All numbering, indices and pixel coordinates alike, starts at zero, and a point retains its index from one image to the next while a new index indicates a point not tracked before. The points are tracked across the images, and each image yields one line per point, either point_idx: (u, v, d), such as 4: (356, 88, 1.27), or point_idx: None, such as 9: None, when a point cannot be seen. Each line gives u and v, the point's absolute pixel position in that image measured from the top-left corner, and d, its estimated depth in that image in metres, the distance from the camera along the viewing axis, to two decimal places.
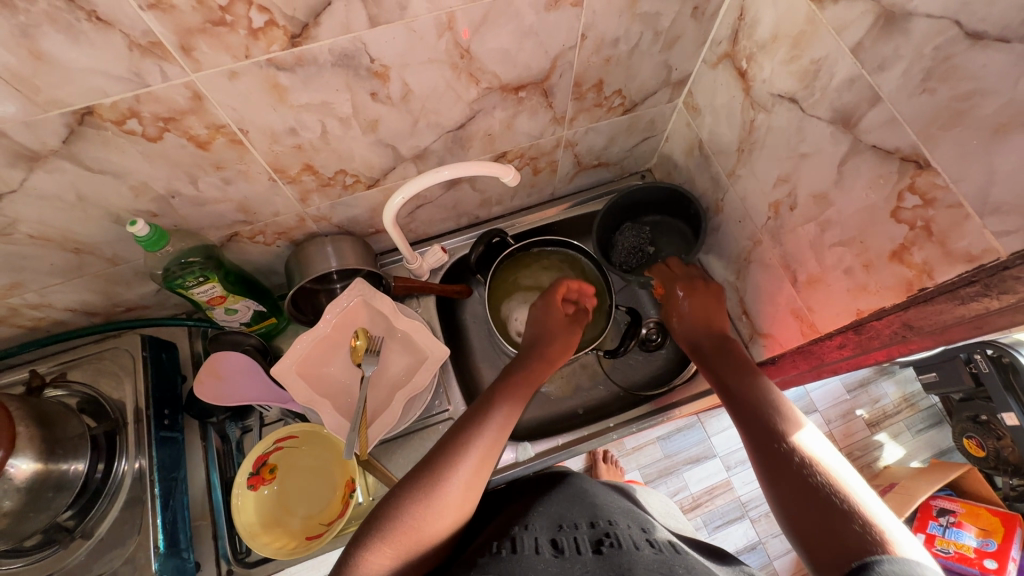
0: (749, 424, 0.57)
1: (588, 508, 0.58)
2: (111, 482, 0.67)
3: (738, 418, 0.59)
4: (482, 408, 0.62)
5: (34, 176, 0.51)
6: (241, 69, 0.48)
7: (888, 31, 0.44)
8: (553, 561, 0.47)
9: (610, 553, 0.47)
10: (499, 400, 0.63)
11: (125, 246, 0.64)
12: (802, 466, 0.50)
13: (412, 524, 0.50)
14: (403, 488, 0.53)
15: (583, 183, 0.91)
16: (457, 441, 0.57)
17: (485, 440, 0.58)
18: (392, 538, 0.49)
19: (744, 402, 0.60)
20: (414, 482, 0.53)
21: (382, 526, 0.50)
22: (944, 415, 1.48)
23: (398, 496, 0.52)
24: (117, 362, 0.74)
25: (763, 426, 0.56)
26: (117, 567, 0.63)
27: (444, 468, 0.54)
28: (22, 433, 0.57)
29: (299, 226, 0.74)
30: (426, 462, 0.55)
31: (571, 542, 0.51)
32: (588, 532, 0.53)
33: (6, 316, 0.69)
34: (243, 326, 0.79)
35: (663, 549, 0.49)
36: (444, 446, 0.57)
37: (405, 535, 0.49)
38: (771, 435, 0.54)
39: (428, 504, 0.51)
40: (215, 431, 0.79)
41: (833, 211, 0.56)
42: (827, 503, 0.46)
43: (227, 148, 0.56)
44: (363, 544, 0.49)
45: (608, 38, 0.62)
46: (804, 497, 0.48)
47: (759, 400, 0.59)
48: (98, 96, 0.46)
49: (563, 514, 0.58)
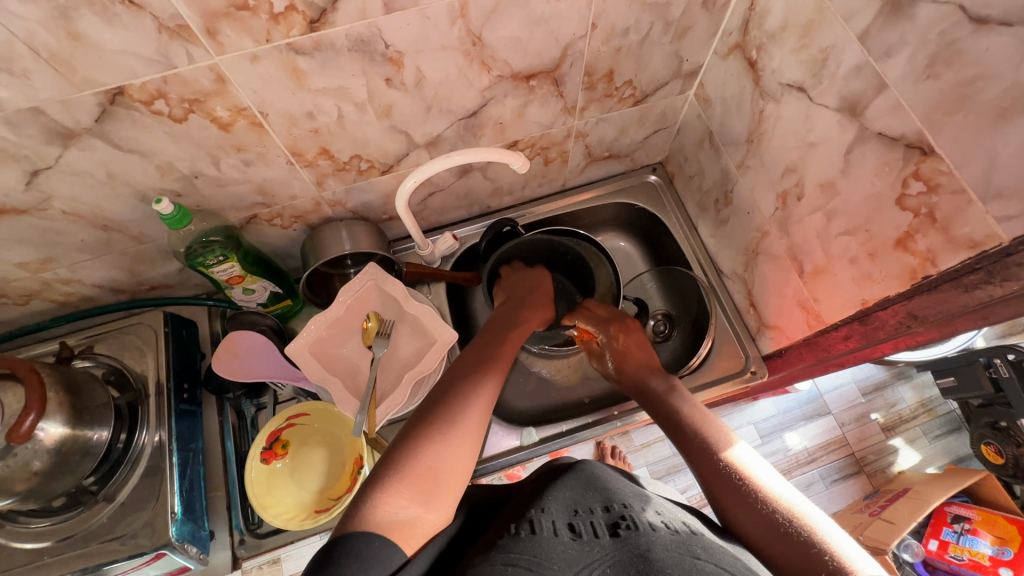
0: (698, 461, 0.56)
1: (602, 490, 0.55)
2: (132, 450, 0.70)
3: (684, 453, 0.59)
4: (479, 369, 0.63)
5: (69, 154, 0.54)
6: (263, 53, 0.50)
7: (894, 18, 0.44)
8: (571, 545, 0.46)
9: (628, 536, 0.46)
10: (493, 361, 0.65)
11: (152, 224, 0.68)
12: (758, 500, 0.50)
13: (426, 467, 0.50)
14: (410, 440, 0.53)
15: (594, 174, 0.92)
16: (459, 395, 0.58)
17: (485, 399, 0.59)
18: (406, 481, 0.48)
19: (687, 436, 0.60)
20: (426, 431, 0.54)
21: (393, 473, 0.49)
22: (962, 421, 1.45)
23: (408, 446, 0.52)
24: (142, 337, 0.78)
25: (709, 462, 0.55)
26: (137, 530, 0.66)
27: (451, 422, 0.55)
28: (52, 398, 0.60)
29: (315, 211, 0.76)
30: (432, 414, 0.56)
31: (589, 528, 0.48)
32: (604, 513, 0.50)
33: (39, 290, 0.73)
34: (260, 307, 0.82)
35: (680, 529, 0.48)
36: (448, 401, 0.58)
37: (417, 478, 0.49)
38: (721, 469, 0.54)
39: (439, 450, 0.52)
40: (231, 407, 0.82)
41: (839, 200, 0.56)
42: (793, 538, 0.46)
43: (247, 131, 0.59)
44: (376, 489, 0.48)
45: (618, 27, 0.63)
46: (768, 533, 0.47)
47: (699, 433, 0.59)
48: (128, 76, 0.48)
49: (579, 493, 0.54)
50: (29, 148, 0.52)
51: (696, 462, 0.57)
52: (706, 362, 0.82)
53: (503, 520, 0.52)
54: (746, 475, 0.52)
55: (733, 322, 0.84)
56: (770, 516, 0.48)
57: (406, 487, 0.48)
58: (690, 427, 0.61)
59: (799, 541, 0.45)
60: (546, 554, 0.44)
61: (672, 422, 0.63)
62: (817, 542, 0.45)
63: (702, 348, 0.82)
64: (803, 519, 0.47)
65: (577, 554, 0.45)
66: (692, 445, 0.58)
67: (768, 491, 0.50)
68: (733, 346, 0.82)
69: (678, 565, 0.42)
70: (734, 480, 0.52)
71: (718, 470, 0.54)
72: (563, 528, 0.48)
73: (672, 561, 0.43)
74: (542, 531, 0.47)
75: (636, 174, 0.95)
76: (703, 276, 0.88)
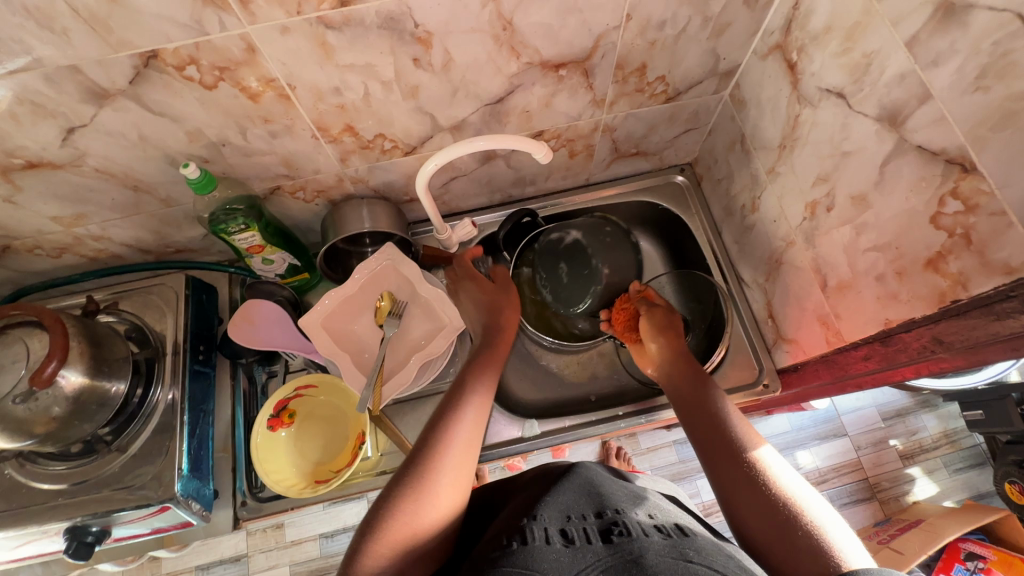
0: (712, 451, 0.54)
1: (595, 497, 0.54)
2: (146, 406, 0.72)
3: (698, 443, 0.57)
4: (459, 400, 0.61)
5: (102, 113, 0.56)
6: (293, 25, 0.51)
7: (946, 23, 0.42)
8: (565, 551, 0.44)
9: (620, 543, 0.44)
10: (473, 391, 0.62)
11: (179, 188, 0.69)
12: (762, 487, 0.49)
13: (407, 519, 0.49)
14: (396, 484, 0.52)
15: (620, 171, 0.91)
16: (442, 431, 0.57)
17: (468, 424, 0.58)
18: (390, 538, 0.48)
19: (700, 412, 0.60)
20: (406, 480, 0.52)
21: (377, 530, 0.48)
22: (988, 457, 1.39)
23: (391, 495, 0.51)
24: (163, 297, 0.80)
25: (720, 440, 0.55)
26: (145, 482, 0.68)
27: (431, 462, 0.53)
28: (74, 348, 0.62)
29: (337, 186, 0.77)
30: (413, 459, 0.54)
31: (582, 533, 0.47)
32: (596, 520, 0.49)
33: (71, 245, 0.76)
34: (278, 278, 0.84)
35: (672, 533, 0.47)
36: (431, 440, 0.56)
37: (401, 533, 0.48)
38: (730, 450, 0.53)
39: (422, 501, 0.50)
40: (243, 373, 0.85)
41: (871, 213, 0.54)
42: (791, 527, 0.45)
43: (275, 102, 0.60)
44: (359, 549, 0.48)
45: (654, 20, 0.61)
46: (767, 520, 0.47)
47: (715, 421, 0.57)
48: (162, 40, 0.49)
49: (571, 500, 0.54)
50: (66, 105, 0.54)
51: (709, 452, 0.55)
52: (718, 371, 0.80)
53: (496, 529, 0.51)
54: (756, 460, 0.51)
55: (750, 332, 0.82)
56: (775, 513, 0.46)
57: (385, 544, 0.47)
58: (705, 406, 0.60)
59: (796, 531, 0.45)
60: (538, 561, 0.43)
61: (686, 402, 0.62)
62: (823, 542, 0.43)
63: (714, 356, 0.80)
64: (804, 510, 0.46)
65: (570, 560, 0.43)
66: (702, 424, 0.58)
67: (773, 477, 0.49)
68: (748, 357, 0.80)
69: (673, 570, 0.40)
70: (743, 475, 0.50)
71: (728, 452, 0.53)
72: (555, 536, 0.46)
73: (665, 566, 0.41)
74: (534, 541, 0.46)
75: (663, 173, 0.93)
76: (723, 284, 0.86)
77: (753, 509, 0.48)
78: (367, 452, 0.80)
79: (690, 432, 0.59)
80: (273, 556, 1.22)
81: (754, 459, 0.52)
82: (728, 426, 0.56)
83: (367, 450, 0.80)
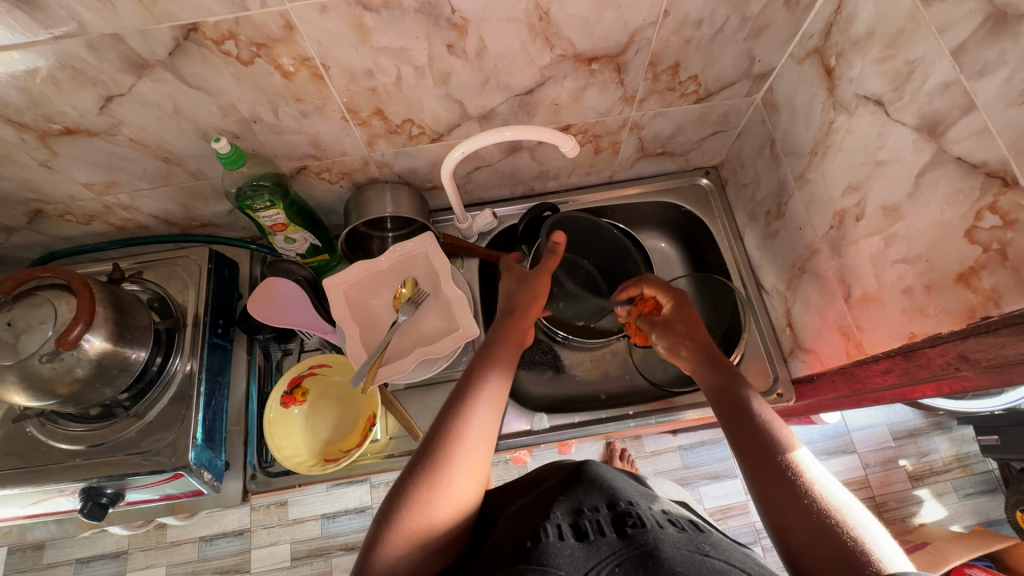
0: (749, 449, 0.53)
1: (607, 489, 0.54)
2: (165, 375, 0.73)
3: (735, 439, 0.55)
4: (472, 385, 0.59)
5: (141, 83, 0.57)
6: (332, 4, 0.51)
7: (996, 33, 0.41)
8: (579, 546, 0.44)
9: (635, 535, 0.45)
10: (488, 371, 0.60)
11: (209, 162, 0.70)
12: (801, 491, 0.47)
13: (420, 511, 0.50)
14: (406, 476, 0.52)
15: (644, 170, 0.90)
16: (452, 421, 0.55)
17: (482, 415, 0.56)
18: (407, 535, 0.49)
19: (738, 404, 0.58)
20: (415, 473, 0.52)
21: (393, 520, 0.49)
22: (1000, 483, 1.36)
23: (404, 491, 0.51)
24: (186, 269, 0.82)
25: (758, 435, 0.53)
26: (160, 448, 0.70)
27: (442, 456, 0.52)
28: (99, 314, 0.64)
29: (362, 170, 0.77)
30: (421, 457, 0.53)
31: (594, 526, 0.47)
32: (609, 512, 0.49)
33: (101, 213, 0.77)
34: (299, 258, 0.85)
35: (686, 527, 0.47)
36: (445, 432, 0.54)
37: (416, 527, 0.49)
38: (768, 450, 0.52)
39: (438, 490, 0.51)
40: (259, 349, 0.86)
41: (902, 225, 0.53)
42: (828, 529, 0.44)
43: (308, 82, 0.60)
44: (376, 541, 0.49)
45: (691, 18, 0.60)
46: (807, 524, 0.45)
47: (752, 419, 0.55)
48: (204, 14, 0.50)
49: (583, 494, 0.53)
50: (106, 74, 0.55)
51: (745, 451, 0.53)
52: None
53: (508, 527, 0.52)
54: (793, 460, 0.50)
55: (767, 340, 0.81)
56: (816, 516, 0.45)
57: (399, 539, 0.49)
58: (741, 402, 0.58)
59: (836, 536, 0.43)
60: (553, 557, 0.43)
61: (722, 396, 0.60)
62: (861, 543, 0.43)
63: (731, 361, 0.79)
64: (845, 517, 0.45)
65: (584, 554, 0.43)
66: (740, 423, 0.56)
67: (810, 476, 0.49)
68: (763, 365, 0.80)
69: (689, 562, 0.41)
70: (782, 477, 0.49)
71: (767, 450, 0.52)
72: (567, 531, 0.46)
73: (682, 558, 0.41)
74: (547, 538, 0.45)
75: (687, 175, 0.92)
76: (742, 289, 0.85)
77: (792, 513, 0.46)
78: (377, 435, 0.81)
79: (726, 426, 0.57)
80: (275, 532, 1.24)
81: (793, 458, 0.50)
82: (766, 424, 0.54)
83: (378, 433, 0.81)
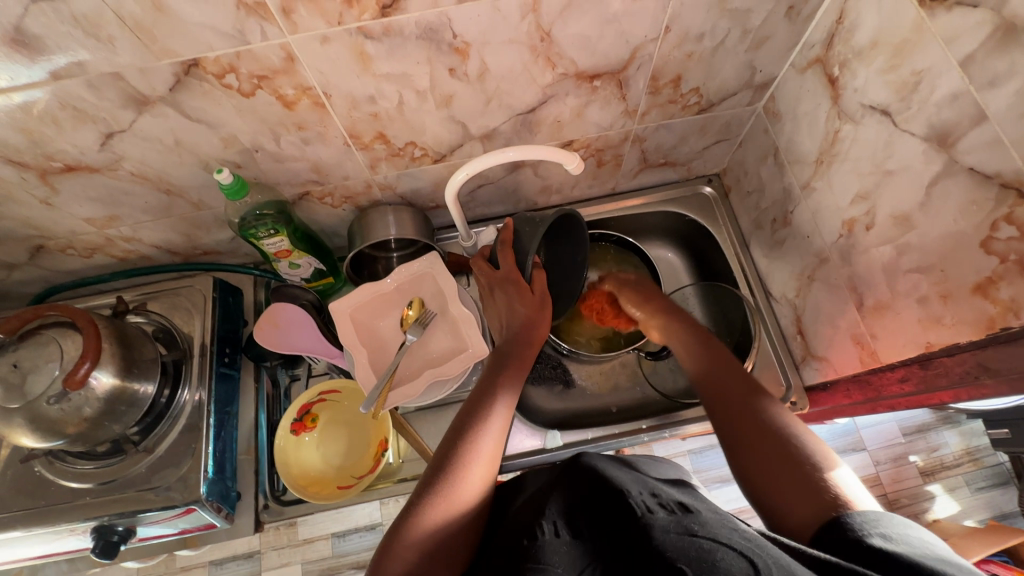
0: (733, 420, 0.54)
1: (597, 475, 0.52)
2: (174, 407, 0.73)
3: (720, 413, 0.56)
4: (482, 404, 0.61)
5: (142, 119, 0.56)
6: (333, 35, 0.51)
7: (1005, 44, 0.41)
8: (574, 547, 0.45)
9: (623, 526, 0.43)
10: (497, 396, 0.62)
11: (211, 193, 0.70)
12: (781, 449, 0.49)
13: (430, 521, 0.50)
14: (416, 495, 0.52)
15: (647, 181, 0.90)
16: (466, 439, 0.56)
17: (492, 439, 0.57)
18: (414, 544, 0.48)
19: (717, 369, 0.61)
20: (428, 484, 0.53)
21: (401, 532, 0.49)
22: (1012, 476, 1.35)
23: (414, 504, 0.51)
24: (190, 299, 0.81)
25: (740, 406, 0.55)
26: (171, 483, 0.69)
27: (458, 469, 0.54)
28: (106, 350, 0.63)
29: (365, 193, 0.77)
30: (434, 471, 0.54)
31: (588, 525, 0.47)
32: (600, 503, 0.48)
33: (103, 245, 0.77)
34: (304, 282, 0.84)
35: (676, 509, 0.44)
36: (454, 450, 0.55)
37: (423, 536, 0.49)
38: (752, 419, 0.53)
39: (448, 502, 0.51)
40: (267, 375, 0.85)
41: (914, 234, 0.53)
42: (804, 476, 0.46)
43: (310, 111, 0.60)
44: (384, 551, 0.49)
45: (692, 32, 0.60)
46: (788, 472, 0.47)
47: (733, 393, 0.57)
48: (205, 49, 0.50)
49: (576, 485, 0.53)
50: (106, 111, 0.54)
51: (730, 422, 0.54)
52: None
53: (507, 527, 0.51)
54: (773, 422, 0.51)
55: (778, 348, 0.81)
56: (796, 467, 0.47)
57: (408, 552, 0.48)
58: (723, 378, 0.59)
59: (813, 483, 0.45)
60: (548, 557, 0.43)
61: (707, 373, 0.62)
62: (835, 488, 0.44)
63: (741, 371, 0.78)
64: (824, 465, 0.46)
65: (580, 555, 0.43)
66: (725, 395, 0.57)
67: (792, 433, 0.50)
68: (775, 373, 0.79)
69: (675, 547, 0.38)
70: (764, 437, 0.50)
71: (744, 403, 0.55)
72: (563, 527, 0.47)
73: (670, 543, 0.38)
74: (543, 535, 0.46)
75: (690, 184, 0.91)
76: (750, 297, 0.85)
77: (765, 451, 0.49)
78: (389, 458, 0.81)
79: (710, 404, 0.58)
80: (285, 553, 1.23)
81: (773, 420, 0.51)
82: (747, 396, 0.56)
83: (389, 456, 0.81)
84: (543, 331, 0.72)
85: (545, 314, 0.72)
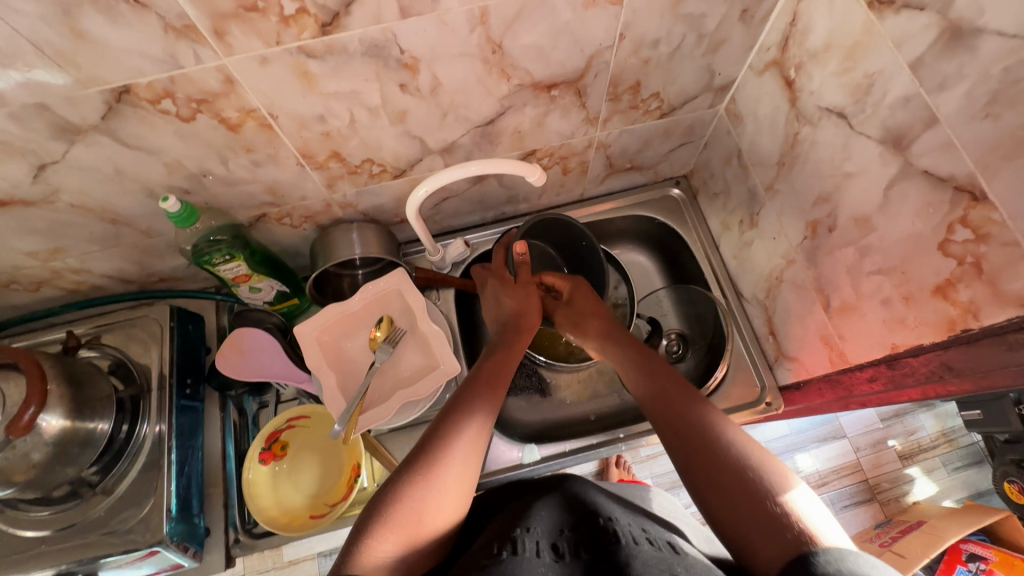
0: (689, 441, 0.50)
1: (589, 503, 0.52)
2: (133, 443, 0.70)
3: (675, 433, 0.52)
4: (468, 395, 0.60)
5: (75, 149, 0.53)
6: (273, 55, 0.49)
7: (952, 48, 0.40)
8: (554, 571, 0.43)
9: (609, 554, 0.43)
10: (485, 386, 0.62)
11: (160, 219, 0.67)
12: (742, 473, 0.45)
13: (411, 507, 0.47)
14: (399, 474, 0.51)
15: (615, 185, 0.89)
16: (451, 417, 0.56)
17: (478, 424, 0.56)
18: (391, 521, 0.46)
19: (668, 388, 0.57)
20: (409, 469, 0.51)
21: (383, 512, 0.47)
22: (986, 455, 1.38)
23: (395, 481, 0.50)
24: (147, 330, 0.78)
25: (694, 426, 0.51)
26: (132, 526, 0.66)
27: (439, 451, 0.52)
28: (53, 391, 0.59)
29: (325, 211, 0.74)
30: (419, 451, 0.52)
31: (572, 548, 0.46)
32: (588, 529, 0.48)
33: (49, 278, 0.73)
34: (267, 305, 0.80)
35: (664, 547, 0.45)
36: (440, 433, 0.54)
37: (405, 520, 0.47)
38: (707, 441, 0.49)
39: (427, 488, 0.49)
40: (234, 404, 0.82)
41: (875, 236, 0.53)
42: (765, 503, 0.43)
43: (256, 132, 0.57)
44: (364, 531, 0.46)
45: (647, 38, 0.59)
46: (748, 501, 0.43)
47: (689, 410, 0.53)
48: (135, 75, 0.47)
49: (563, 509, 0.52)
50: (36, 143, 0.51)
51: (685, 442, 0.51)
52: (720, 388, 0.78)
53: (489, 534, 0.49)
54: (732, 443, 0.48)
55: (751, 348, 0.80)
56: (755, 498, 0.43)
57: (391, 530, 0.46)
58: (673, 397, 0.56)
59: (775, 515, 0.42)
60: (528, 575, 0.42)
61: (657, 389, 0.58)
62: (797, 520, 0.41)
63: (717, 372, 0.78)
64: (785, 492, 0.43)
65: None
66: (679, 414, 0.54)
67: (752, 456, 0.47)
68: (749, 374, 0.78)
69: None
70: (721, 460, 0.47)
71: (700, 430, 0.51)
72: (546, 548, 0.45)
73: None
74: (525, 552, 0.44)
75: (657, 187, 0.91)
76: (722, 299, 0.84)
77: (725, 481, 0.46)
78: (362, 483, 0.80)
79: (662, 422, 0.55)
80: None
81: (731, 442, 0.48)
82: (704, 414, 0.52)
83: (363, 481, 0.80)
84: (532, 321, 0.74)
85: (532, 304, 0.75)
